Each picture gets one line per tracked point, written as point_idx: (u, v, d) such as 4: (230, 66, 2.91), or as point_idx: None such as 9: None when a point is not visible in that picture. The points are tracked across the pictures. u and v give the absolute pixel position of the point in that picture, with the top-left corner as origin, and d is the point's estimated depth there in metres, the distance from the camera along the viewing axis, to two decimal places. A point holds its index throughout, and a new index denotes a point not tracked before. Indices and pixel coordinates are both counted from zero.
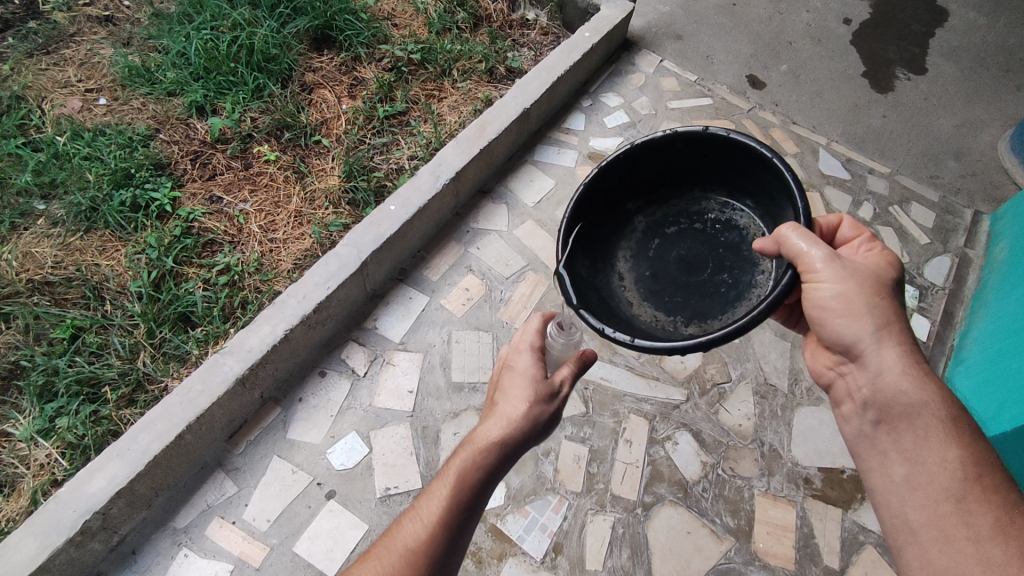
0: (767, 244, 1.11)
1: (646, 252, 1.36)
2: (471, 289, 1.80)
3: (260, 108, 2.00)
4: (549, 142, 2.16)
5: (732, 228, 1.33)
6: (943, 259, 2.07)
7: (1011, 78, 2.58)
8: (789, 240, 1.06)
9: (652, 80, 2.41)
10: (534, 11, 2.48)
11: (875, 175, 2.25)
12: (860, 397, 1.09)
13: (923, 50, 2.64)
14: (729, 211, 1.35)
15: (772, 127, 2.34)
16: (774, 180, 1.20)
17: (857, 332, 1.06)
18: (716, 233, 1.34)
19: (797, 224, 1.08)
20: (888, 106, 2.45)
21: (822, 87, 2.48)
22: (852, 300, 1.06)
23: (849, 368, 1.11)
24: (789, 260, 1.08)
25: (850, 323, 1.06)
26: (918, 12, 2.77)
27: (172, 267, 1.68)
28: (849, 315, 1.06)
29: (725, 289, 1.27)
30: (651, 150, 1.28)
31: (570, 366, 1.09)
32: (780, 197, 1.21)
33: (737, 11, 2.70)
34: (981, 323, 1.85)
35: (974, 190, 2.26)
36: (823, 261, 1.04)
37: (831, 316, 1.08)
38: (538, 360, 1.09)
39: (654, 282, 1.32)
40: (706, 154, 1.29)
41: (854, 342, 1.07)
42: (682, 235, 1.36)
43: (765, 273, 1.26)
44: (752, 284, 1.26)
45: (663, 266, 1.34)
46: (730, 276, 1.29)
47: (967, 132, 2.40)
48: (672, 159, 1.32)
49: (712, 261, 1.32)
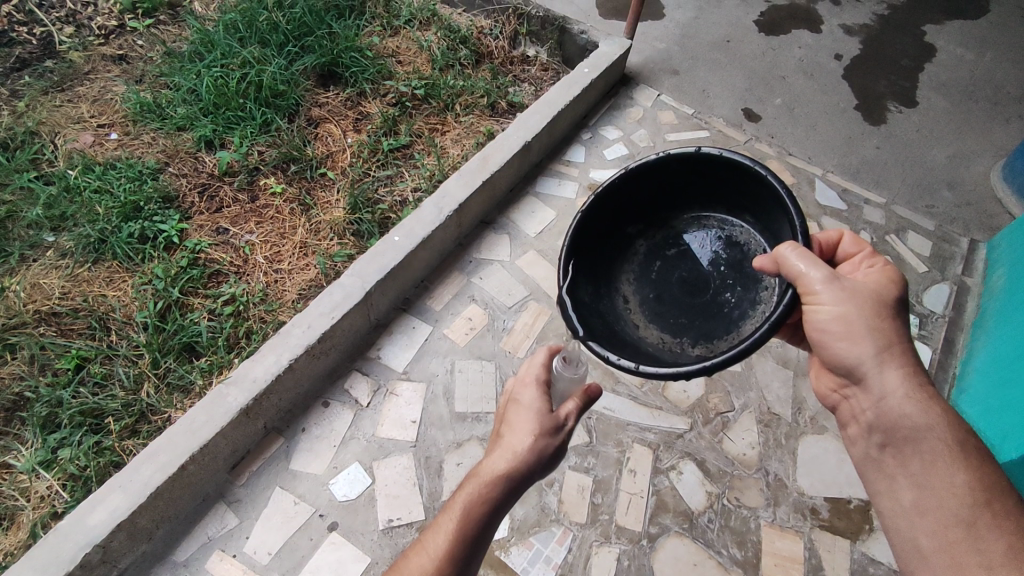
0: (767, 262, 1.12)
1: (649, 275, 1.38)
2: (474, 319, 1.82)
3: (267, 142, 2.05)
4: (550, 173, 2.20)
5: (733, 244, 1.35)
6: (942, 288, 2.09)
7: (1001, 111, 2.64)
8: (788, 260, 1.07)
9: (651, 113, 2.47)
10: (534, 48, 2.56)
11: (872, 206, 2.29)
12: (866, 422, 1.10)
13: (914, 84, 2.71)
14: (728, 228, 1.37)
15: (769, 158, 2.38)
16: (769, 197, 1.22)
17: (859, 355, 1.07)
18: (715, 251, 1.36)
19: (796, 243, 1.09)
20: (881, 137, 2.51)
21: (816, 119, 2.54)
22: (852, 321, 1.06)
23: (853, 392, 1.12)
24: (789, 279, 1.09)
25: (852, 346, 1.07)
26: (907, 48, 2.86)
27: (178, 298, 1.70)
28: (850, 337, 1.07)
29: (729, 307, 1.29)
30: (646, 176, 1.32)
31: (576, 400, 1.09)
32: (777, 213, 1.23)
33: (731, 47, 2.78)
34: (982, 351, 1.85)
35: (970, 219, 2.29)
36: (822, 282, 1.05)
37: (832, 338, 1.09)
38: (544, 394, 1.09)
39: (659, 303, 1.34)
40: (702, 175, 1.32)
41: (856, 365, 1.08)
42: (683, 255, 1.38)
43: (769, 289, 1.27)
44: (757, 300, 1.27)
45: (667, 287, 1.36)
46: (733, 294, 1.30)
47: (959, 162, 2.45)
48: (668, 180, 1.35)
49: (715, 280, 1.34)
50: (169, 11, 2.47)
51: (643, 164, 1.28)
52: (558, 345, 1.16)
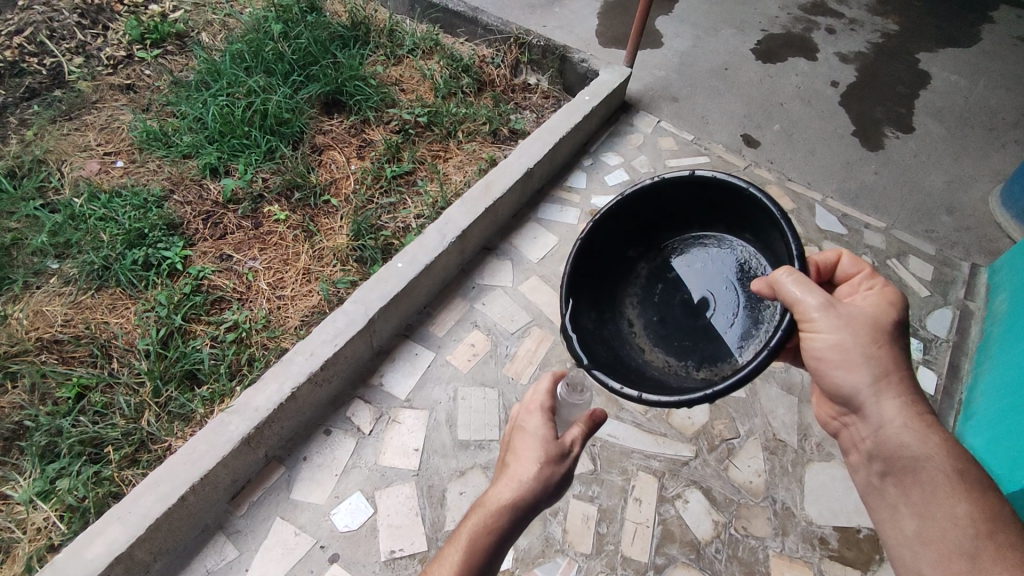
0: (764, 287, 1.12)
1: (652, 297, 1.38)
2: (477, 345, 1.81)
3: (272, 169, 2.07)
4: (551, 199, 2.22)
5: (733, 262, 1.34)
6: (945, 312, 2.09)
7: (996, 136, 2.68)
8: (784, 286, 1.07)
9: (651, 140, 2.50)
10: (535, 76, 2.60)
11: (872, 230, 2.30)
12: (867, 450, 1.08)
13: (910, 110, 2.75)
14: (727, 246, 1.36)
15: (768, 184, 2.40)
16: (765, 217, 1.22)
17: (856, 384, 1.06)
18: (716, 270, 1.35)
19: (792, 269, 1.08)
20: (879, 162, 2.53)
21: (814, 145, 2.57)
22: (848, 350, 1.05)
23: (852, 420, 1.11)
24: (785, 305, 1.08)
25: (848, 374, 1.06)
26: (901, 75, 2.91)
27: (181, 324, 1.69)
28: (847, 365, 1.06)
29: (733, 328, 1.28)
30: (644, 201, 1.33)
31: (582, 427, 1.09)
32: (773, 233, 1.23)
33: (728, 75, 2.83)
34: (987, 376, 1.84)
35: (970, 243, 2.30)
36: (818, 309, 1.04)
37: (829, 367, 1.08)
38: (549, 422, 1.08)
39: (663, 326, 1.34)
40: (697, 197, 1.33)
41: (853, 394, 1.07)
42: (685, 276, 1.37)
43: (771, 307, 1.27)
44: (759, 320, 1.27)
45: (670, 310, 1.35)
46: (736, 314, 1.30)
47: (958, 187, 2.47)
48: (665, 203, 1.35)
49: (718, 300, 1.33)
50: (177, 41, 2.51)
51: (639, 189, 1.29)
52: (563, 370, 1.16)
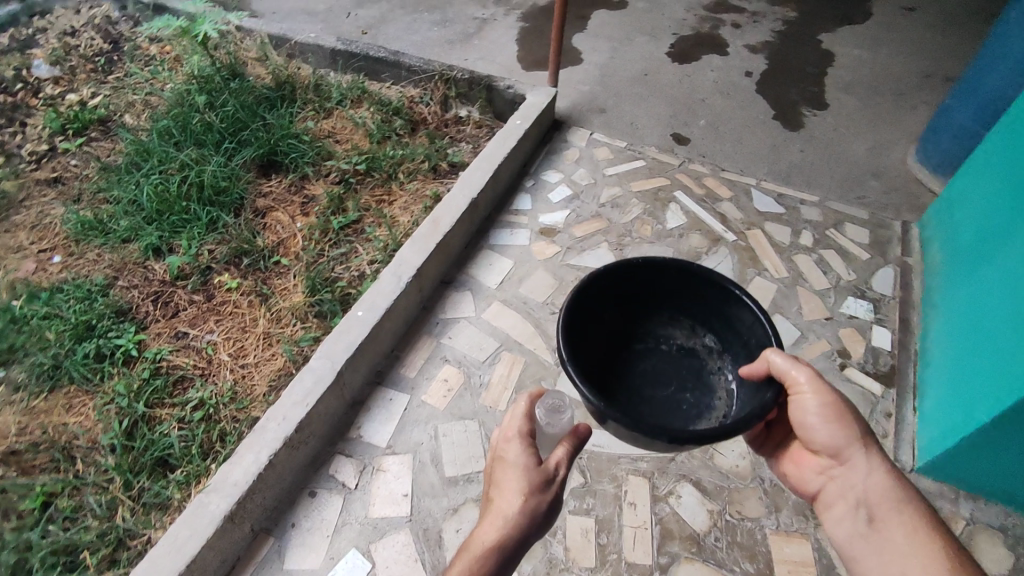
0: (755, 365, 1.24)
1: (616, 363, 1.39)
2: (450, 379, 1.81)
3: (216, 240, 2.05)
4: (500, 224, 2.25)
5: (695, 355, 1.42)
6: (887, 271, 2.20)
7: (903, 100, 2.86)
8: (778, 360, 1.20)
9: (586, 152, 2.57)
10: (465, 108, 2.66)
11: (807, 205, 2.41)
12: (852, 498, 1.18)
13: (821, 88, 2.92)
14: (694, 341, 1.43)
15: (704, 176, 2.49)
16: (746, 324, 1.32)
17: (845, 438, 1.19)
18: (679, 359, 1.42)
19: (778, 347, 1.23)
20: (803, 141, 2.67)
21: (740, 133, 2.69)
22: (834, 405, 1.18)
23: (837, 471, 1.21)
24: (779, 378, 1.21)
25: (838, 429, 1.19)
26: (808, 57, 3.09)
27: (143, 412, 1.64)
28: (836, 421, 1.19)
29: (687, 407, 1.34)
30: (643, 269, 1.34)
31: (565, 448, 1.10)
32: (748, 339, 1.33)
33: (649, 80, 2.95)
34: (936, 325, 1.93)
35: (899, 203, 2.44)
36: (814, 376, 1.17)
37: (822, 426, 1.20)
38: (528, 447, 1.09)
39: (623, 391, 1.35)
40: (687, 287, 1.38)
41: (843, 446, 1.19)
42: (650, 352, 1.42)
43: (723, 399, 1.35)
44: (711, 408, 1.34)
45: (633, 380, 1.38)
46: (691, 396, 1.36)
47: (878, 152, 2.62)
48: (657, 283, 1.39)
49: (677, 380, 1.39)
50: (100, 127, 2.48)
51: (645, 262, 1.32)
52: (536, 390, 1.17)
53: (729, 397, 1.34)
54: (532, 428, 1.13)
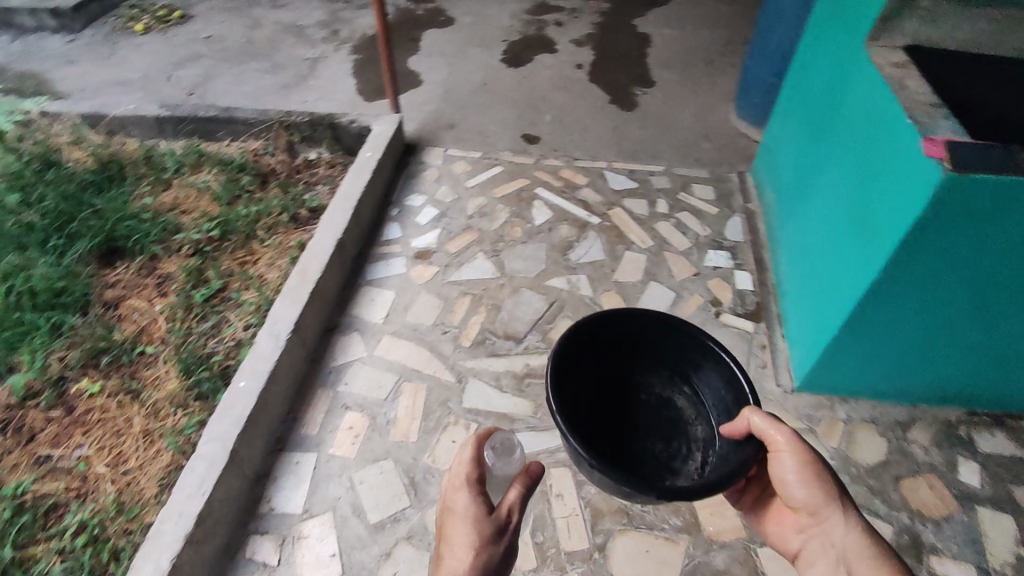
0: (734, 426, 1.20)
1: (597, 415, 1.32)
2: (355, 425, 1.77)
3: (64, 345, 1.86)
4: (374, 258, 2.23)
5: (672, 407, 1.37)
6: (735, 220, 2.41)
7: (715, 66, 3.16)
8: (757, 419, 1.16)
9: (444, 169, 2.61)
10: (314, 150, 2.61)
11: (656, 175, 2.58)
12: (832, 558, 1.13)
13: (645, 68, 3.16)
14: (673, 392, 1.39)
15: (559, 169, 2.61)
16: (725, 377, 1.29)
17: (822, 497, 1.15)
18: (658, 410, 1.37)
19: (756, 406, 1.19)
20: (640, 118, 2.87)
21: (584, 123, 2.85)
22: (810, 464, 1.15)
23: (815, 531, 1.17)
24: (758, 437, 1.17)
25: (815, 487, 1.15)
26: (627, 42, 3.34)
27: (14, 555, 1.46)
28: (814, 479, 1.15)
29: (665, 459, 1.29)
30: (624, 321, 1.31)
31: (518, 486, 1.10)
32: (726, 393, 1.30)
33: (489, 89, 3.05)
34: (784, 258, 2.13)
35: (732, 157, 2.69)
36: (792, 435, 1.14)
37: (800, 483, 1.16)
38: (477, 494, 1.09)
39: (603, 445, 1.28)
40: (665, 341, 1.35)
41: (821, 506, 1.15)
42: (629, 403, 1.36)
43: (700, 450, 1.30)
44: (688, 459, 1.29)
45: (616, 433, 1.31)
46: (670, 448, 1.31)
47: (705, 116, 2.88)
48: (637, 336, 1.35)
49: (655, 432, 1.34)
50: None
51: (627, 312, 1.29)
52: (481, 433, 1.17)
53: (707, 448, 1.30)
54: (480, 476, 1.13)
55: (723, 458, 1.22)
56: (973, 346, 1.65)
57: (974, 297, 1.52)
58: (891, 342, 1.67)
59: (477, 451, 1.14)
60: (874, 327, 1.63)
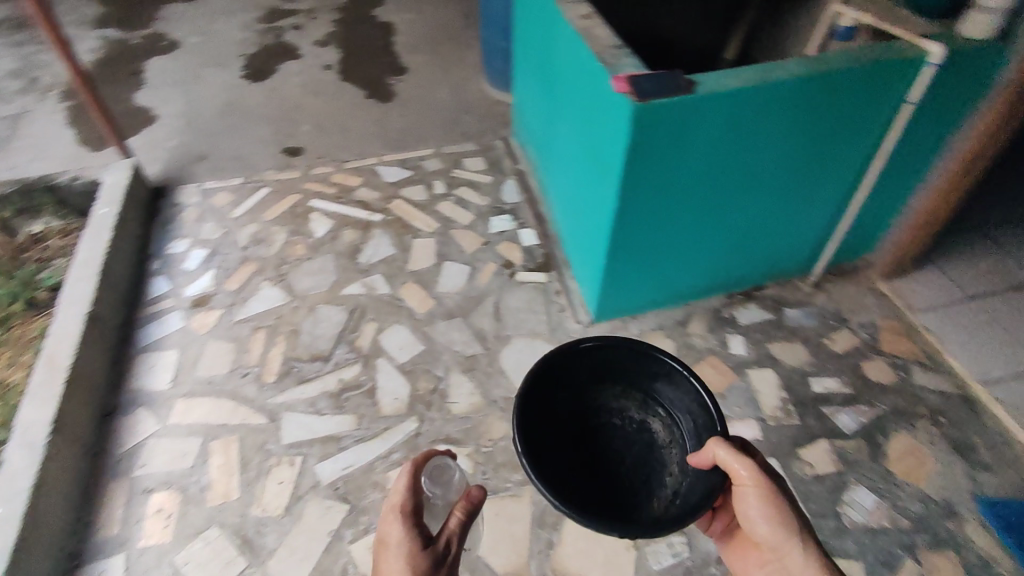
0: (702, 459, 1.14)
1: (574, 445, 1.28)
2: (165, 506, 1.60)
3: None
4: (144, 321, 2.01)
5: (646, 430, 1.32)
6: (510, 182, 2.50)
7: (460, 42, 3.26)
8: (721, 454, 1.10)
9: (205, 205, 2.40)
10: (38, 222, 2.26)
11: (428, 158, 2.61)
12: None
13: (394, 57, 3.16)
14: (649, 415, 1.34)
15: (330, 175, 2.53)
16: (694, 402, 1.24)
17: (781, 537, 1.08)
18: (637, 435, 1.32)
19: (723, 438, 1.12)
20: (400, 106, 2.87)
21: (345, 123, 2.79)
22: (777, 503, 1.07)
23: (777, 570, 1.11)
24: (723, 471, 1.11)
25: (775, 527, 1.08)
26: (371, 35, 3.31)
27: None
28: (776, 520, 1.08)
29: (639, 485, 1.25)
30: (591, 350, 1.28)
31: (459, 513, 1.04)
32: (695, 415, 1.25)
33: (236, 108, 2.85)
34: (555, 205, 2.26)
35: (495, 124, 2.80)
36: (755, 474, 1.06)
37: (760, 521, 1.09)
38: (412, 525, 1.01)
39: (579, 476, 1.23)
40: (637, 366, 1.31)
41: (781, 545, 1.08)
42: (604, 429, 1.32)
43: (674, 475, 1.25)
44: (660, 484, 1.25)
45: (592, 460, 1.27)
46: (644, 473, 1.27)
47: (462, 91, 2.96)
48: (609, 361, 1.31)
49: (631, 456, 1.29)
50: None
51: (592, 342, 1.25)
52: (420, 457, 1.10)
53: (681, 474, 1.25)
54: (417, 505, 1.05)
55: (694, 487, 1.18)
56: (715, 243, 1.90)
57: (701, 203, 1.73)
58: (651, 253, 1.85)
59: (414, 478, 1.07)
60: (633, 246, 1.80)
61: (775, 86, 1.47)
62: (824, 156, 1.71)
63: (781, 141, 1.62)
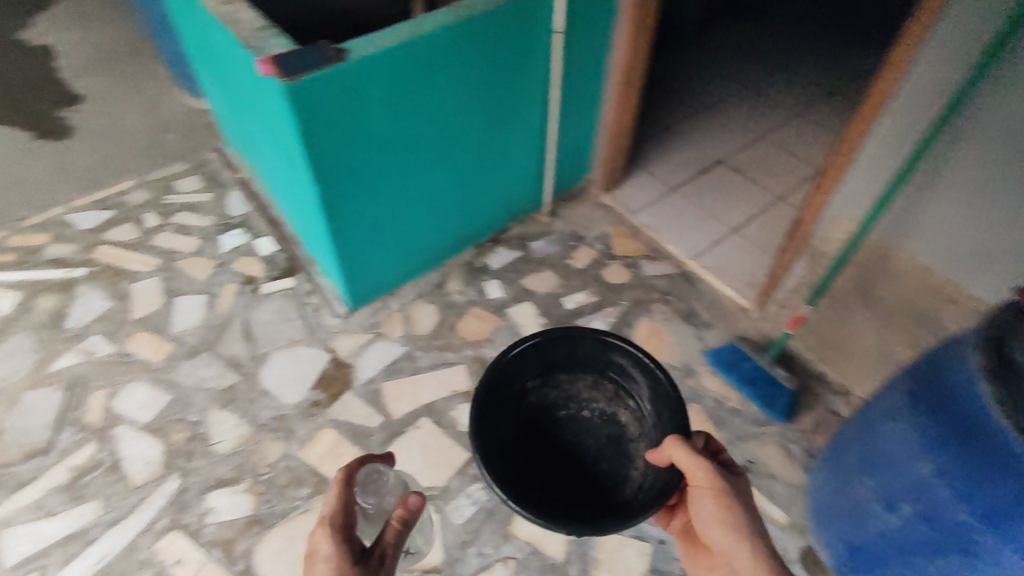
0: (659, 460, 1.03)
1: (540, 443, 1.09)
2: None
3: None
4: None
5: (615, 423, 1.12)
6: (235, 195, 2.31)
7: (142, 56, 2.90)
8: (676, 455, 0.99)
9: None
10: None
11: (131, 191, 2.31)
12: None
13: (62, 87, 2.72)
14: (619, 405, 1.14)
15: (6, 240, 2.13)
16: (665, 398, 1.05)
17: (731, 544, 1.01)
18: (603, 426, 1.12)
19: (679, 435, 1.01)
20: (83, 140, 2.49)
21: (14, 176, 2.35)
22: (728, 507, 1.01)
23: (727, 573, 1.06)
24: (678, 475, 1.01)
25: (726, 534, 1.02)
26: (25, 67, 2.81)
27: None
28: (727, 526, 1.01)
29: (603, 478, 1.05)
30: (555, 341, 1.11)
31: (395, 522, 1.00)
32: (666, 409, 1.05)
33: None
34: (280, 203, 2.14)
35: (203, 135, 2.54)
36: (707, 477, 0.99)
37: (710, 525, 1.03)
38: (345, 540, 0.97)
39: (547, 474, 1.05)
40: (607, 358, 1.13)
41: (730, 553, 1.02)
42: (571, 421, 1.12)
43: (641, 469, 1.06)
44: (626, 477, 1.05)
45: (555, 457, 1.08)
46: (607, 465, 1.07)
47: (156, 108, 2.64)
48: (575, 354, 1.14)
49: (596, 448, 1.09)
50: None
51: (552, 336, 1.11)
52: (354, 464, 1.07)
53: (647, 471, 1.05)
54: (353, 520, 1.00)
55: (656, 485, 1.00)
56: (440, 200, 1.94)
57: (406, 165, 1.75)
58: (378, 225, 1.83)
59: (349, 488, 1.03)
60: (355, 222, 1.76)
61: (430, 38, 1.51)
62: (504, 96, 1.81)
63: (457, 90, 1.67)
